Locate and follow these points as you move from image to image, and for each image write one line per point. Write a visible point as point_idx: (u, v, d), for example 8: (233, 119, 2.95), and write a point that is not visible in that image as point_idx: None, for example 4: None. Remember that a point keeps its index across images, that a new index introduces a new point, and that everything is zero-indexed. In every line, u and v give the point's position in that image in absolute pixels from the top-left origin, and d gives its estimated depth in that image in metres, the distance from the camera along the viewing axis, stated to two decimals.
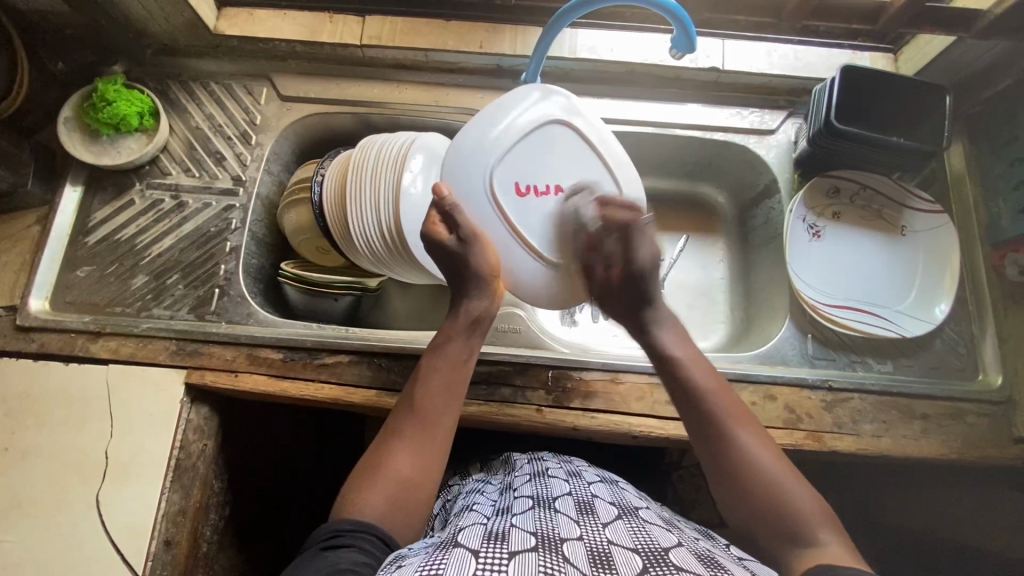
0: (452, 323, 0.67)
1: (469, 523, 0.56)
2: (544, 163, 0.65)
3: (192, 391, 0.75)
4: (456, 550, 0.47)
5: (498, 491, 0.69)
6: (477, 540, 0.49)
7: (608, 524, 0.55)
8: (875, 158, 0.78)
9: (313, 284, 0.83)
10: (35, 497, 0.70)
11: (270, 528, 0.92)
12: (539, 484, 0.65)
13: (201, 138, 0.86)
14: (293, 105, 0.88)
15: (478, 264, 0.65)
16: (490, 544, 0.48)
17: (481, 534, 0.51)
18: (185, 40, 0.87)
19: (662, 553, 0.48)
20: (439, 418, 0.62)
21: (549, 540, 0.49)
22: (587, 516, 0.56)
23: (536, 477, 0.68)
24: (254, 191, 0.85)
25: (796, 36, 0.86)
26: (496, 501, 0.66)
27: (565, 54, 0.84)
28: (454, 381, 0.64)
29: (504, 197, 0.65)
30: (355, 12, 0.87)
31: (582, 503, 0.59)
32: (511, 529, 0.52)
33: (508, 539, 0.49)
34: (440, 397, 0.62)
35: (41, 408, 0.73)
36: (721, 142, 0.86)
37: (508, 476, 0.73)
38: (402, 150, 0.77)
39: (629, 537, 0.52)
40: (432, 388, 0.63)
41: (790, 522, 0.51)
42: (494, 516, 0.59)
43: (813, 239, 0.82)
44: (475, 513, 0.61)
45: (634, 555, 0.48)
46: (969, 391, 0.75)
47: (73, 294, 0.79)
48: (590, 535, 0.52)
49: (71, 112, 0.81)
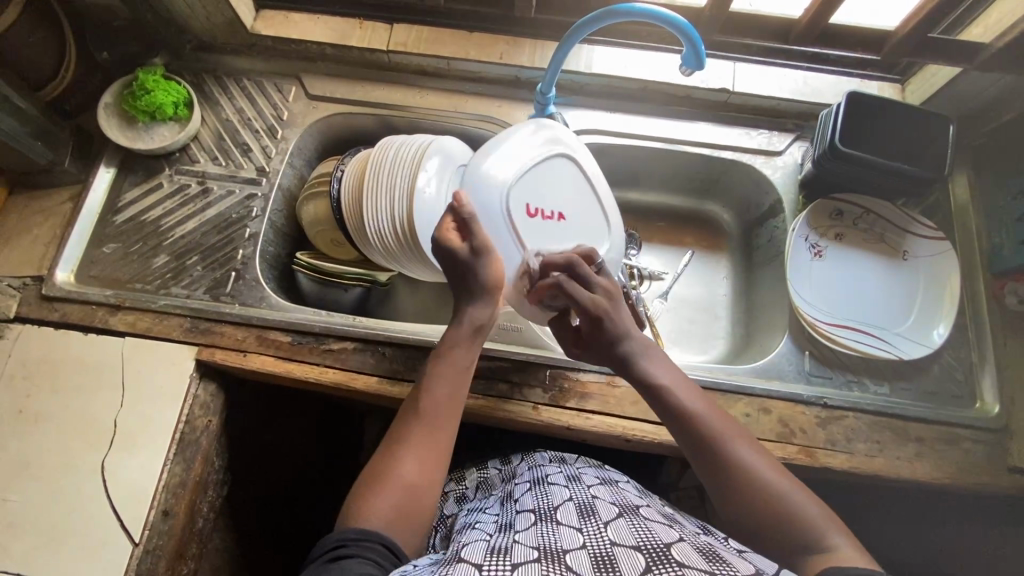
0: (456, 326, 0.68)
1: (472, 540, 0.57)
2: (548, 192, 0.74)
3: (201, 367, 0.78)
4: (459, 566, 0.49)
5: (500, 505, 0.69)
6: (480, 555, 0.51)
7: (610, 523, 0.56)
8: (879, 183, 0.80)
9: (324, 273, 0.86)
10: (43, 460, 0.72)
11: (262, 512, 0.93)
12: (539, 493, 0.66)
13: (230, 129, 0.91)
14: (319, 104, 0.92)
15: (489, 274, 0.67)
16: (493, 558, 0.50)
17: (485, 549, 0.53)
18: (224, 38, 0.92)
19: (664, 549, 0.49)
20: (443, 423, 0.63)
21: (552, 552, 0.50)
22: (590, 520, 0.57)
23: (537, 485, 0.68)
24: (276, 182, 0.89)
25: (806, 64, 0.89)
26: (500, 514, 0.66)
27: (580, 69, 0.88)
28: (458, 388, 0.65)
29: (517, 217, 0.71)
30: (384, 21, 0.92)
31: (583, 507, 0.60)
32: (514, 543, 0.53)
33: (511, 553, 0.51)
34: (443, 406, 0.64)
35: (57, 374, 0.76)
36: (729, 160, 0.89)
37: (509, 485, 0.74)
38: (419, 152, 0.81)
39: (631, 536, 0.53)
40: (440, 392, 0.65)
41: (799, 532, 0.53)
42: (498, 531, 0.59)
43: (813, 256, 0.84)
44: (478, 529, 0.62)
45: (637, 553, 0.49)
46: (965, 418, 0.75)
47: (97, 269, 0.83)
48: (593, 540, 0.53)
49: (112, 98, 0.86)
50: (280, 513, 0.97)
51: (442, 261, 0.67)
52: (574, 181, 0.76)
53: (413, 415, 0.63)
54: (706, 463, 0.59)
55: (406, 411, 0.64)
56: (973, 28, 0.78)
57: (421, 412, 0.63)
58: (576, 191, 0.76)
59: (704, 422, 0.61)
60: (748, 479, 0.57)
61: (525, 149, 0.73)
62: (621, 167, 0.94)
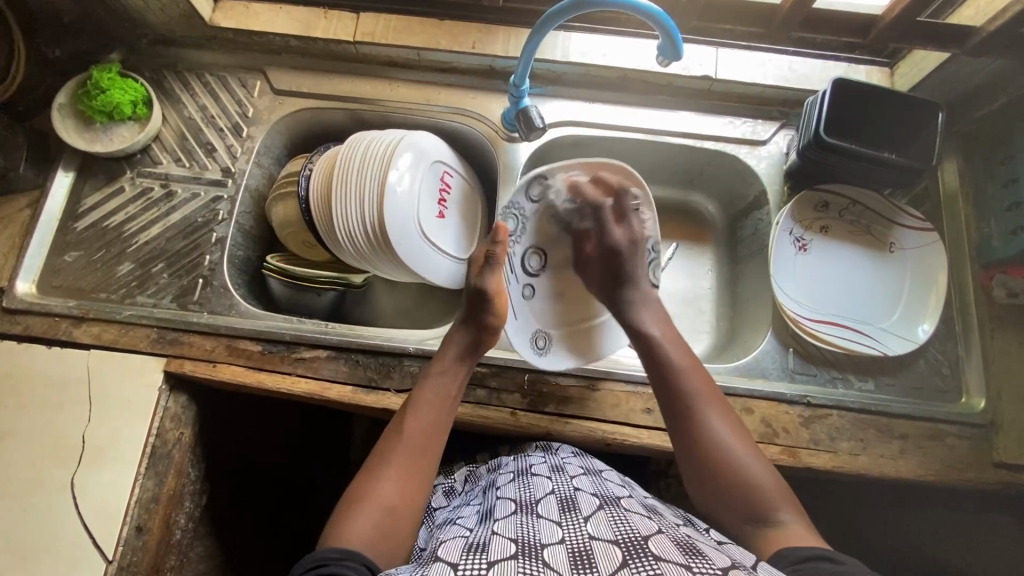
0: (444, 351, 0.70)
1: (451, 535, 0.55)
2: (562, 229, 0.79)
3: (171, 378, 0.76)
4: (435, 565, 0.47)
5: (482, 495, 0.67)
6: (456, 552, 0.49)
7: (590, 516, 0.54)
8: (863, 174, 0.78)
9: (296, 278, 0.83)
10: (11, 478, 0.71)
11: (245, 518, 0.92)
12: (521, 483, 0.64)
13: (193, 128, 0.87)
14: (285, 99, 0.88)
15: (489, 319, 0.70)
16: (470, 555, 0.48)
17: (461, 545, 0.51)
18: (182, 31, 0.88)
19: (641, 543, 0.48)
20: (426, 442, 0.64)
21: (529, 546, 0.49)
22: (570, 514, 0.55)
23: (519, 475, 0.66)
24: (243, 183, 0.85)
25: (791, 48, 0.85)
26: (480, 505, 0.64)
27: (556, 58, 0.84)
28: (440, 411, 0.66)
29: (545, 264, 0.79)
30: (350, 9, 0.87)
31: (564, 499, 0.58)
32: (492, 537, 0.51)
33: (488, 548, 0.49)
34: (427, 428, 0.64)
35: (22, 389, 0.74)
36: (712, 150, 0.86)
37: (492, 474, 0.71)
38: (389, 149, 0.78)
39: (610, 529, 0.51)
40: (427, 416, 0.65)
41: (757, 506, 0.56)
42: (477, 523, 0.58)
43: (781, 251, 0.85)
44: (458, 523, 0.60)
45: (614, 548, 0.47)
46: (950, 414, 0.73)
47: (59, 278, 0.80)
48: (572, 534, 0.51)
49: (66, 98, 0.82)
50: (262, 517, 0.96)
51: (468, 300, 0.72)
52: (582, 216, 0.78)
53: (396, 438, 0.63)
54: (676, 426, 0.62)
55: (388, 436, 0.64)
56: (963, 9, 0.75)
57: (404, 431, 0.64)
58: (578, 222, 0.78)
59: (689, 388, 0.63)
60: (713, 442, 0.59)
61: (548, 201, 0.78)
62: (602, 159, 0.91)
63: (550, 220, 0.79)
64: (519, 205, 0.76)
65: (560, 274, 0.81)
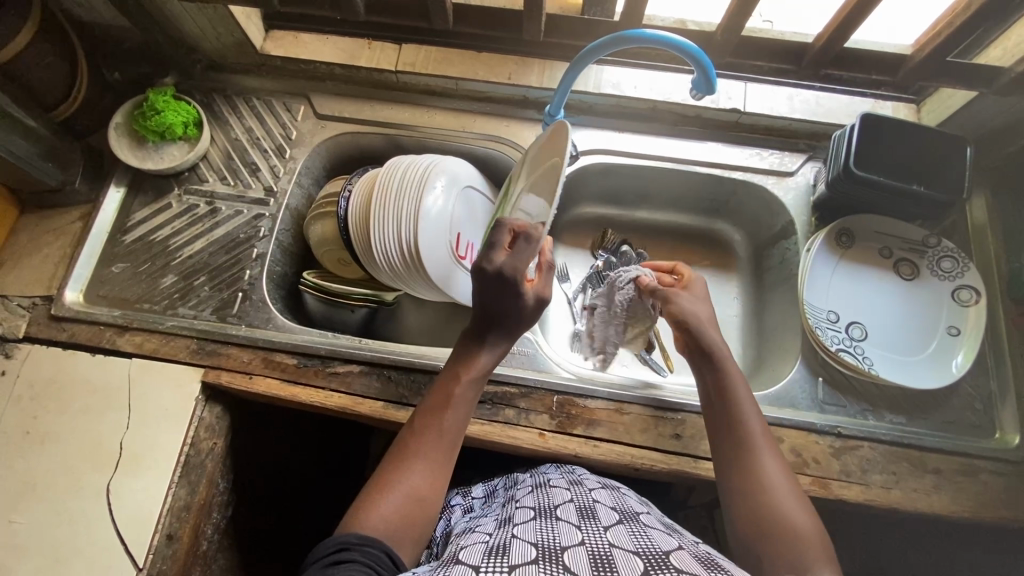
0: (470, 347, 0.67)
1: (472, 541, 0.55)
2: (859, 278, 0.83)
3: (207, 389, 0.77)
4: (457, 567, 0.47)
5: (500, 507, 0.67)
6: (478, 556, 0.49)
7: (609, 527, 0.54)
8: (890, 205, 0.80)
9: (332, 294, 0.86)
10: (49, 480, 0.72)
11: (267, 533, 0.92)
12: (539, 493, 0.64)
13: (239, 148, 0.91)
14: (327, 123, 0.92)
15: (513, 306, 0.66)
16: (492, 559, 0.48)
17: (483, 550, 0.51)
18: (234, 58, 0.93)
19: (663, 557, 0.48)
20: (451, 436, 0.62)
21: (550, 550, 0.49)
22: (588, 521, 0.55)
23: (538, 487, 0.66)
24: (284, 202, 0.89)
25: (819, 83, 0.88)
26: (500, 514, 0.64)
27: (590, 89, 0.87)
28: (463, 410, 0.64)
29: (885, 310, 0.82)
30: (393, 40, 0.92)
31: (584, 508, 0.58)
32: (513, 542, 0.52)
33: (510, 552, 0.49)
34: (452, 425, 0.63)
35: (64, 394, 0.76)
36: (739, 181, 0.87)
37: (509, 489, 0.71)
38: (426, 173, 0.81)
39: (631, 541, 0.51)
40: (456, 409, 0.64)
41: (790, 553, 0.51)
42: (497, 530, 0.58)
43: (882, 271, 0.83)
44: (478, 530, 0.60)
45: (636, 558, 0.47)
46: (985, 449, 0.72)
47: (106, 288, 0.83)
48: (592, 539, 0.51)
49: (123, 118, 0.86)
50: (283, 532, 0.96)
51: (491, 288, 0.64)
52: (876, 277, 0.83)
53: (421, 427, 0.62)
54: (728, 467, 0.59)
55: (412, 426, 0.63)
56: (991, 50, 0.77)
57: (430, 427, 0.62)
58: (872, 282, 0.83)
59: (746, 430, 0.60)
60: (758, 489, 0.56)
61: (838, 237, 0.83)
62: (631, 186, 0.93)
63: (844, 273, 0.83)
64: (820, 245, 0.82)
65: (839, 318, 0.81)
